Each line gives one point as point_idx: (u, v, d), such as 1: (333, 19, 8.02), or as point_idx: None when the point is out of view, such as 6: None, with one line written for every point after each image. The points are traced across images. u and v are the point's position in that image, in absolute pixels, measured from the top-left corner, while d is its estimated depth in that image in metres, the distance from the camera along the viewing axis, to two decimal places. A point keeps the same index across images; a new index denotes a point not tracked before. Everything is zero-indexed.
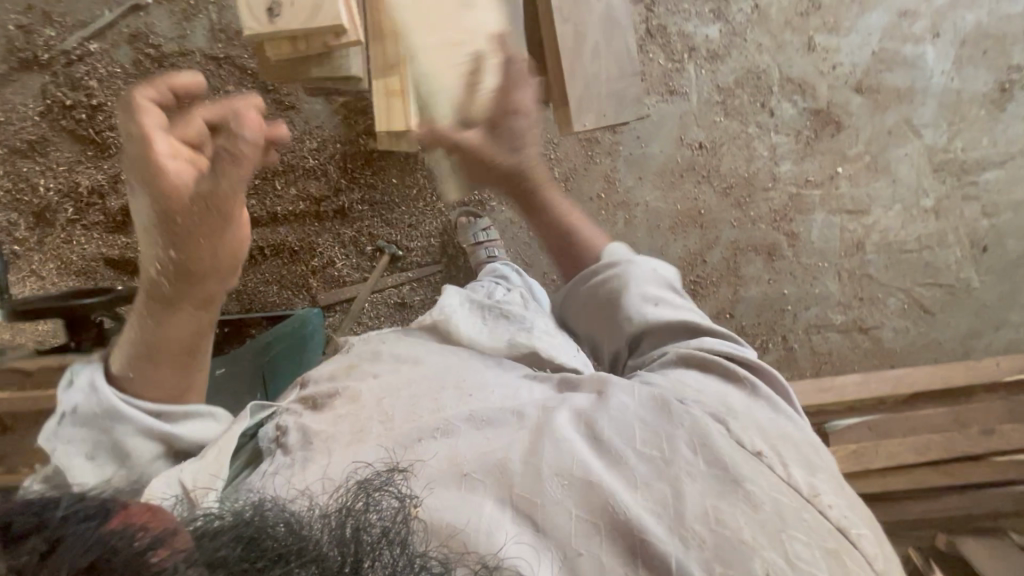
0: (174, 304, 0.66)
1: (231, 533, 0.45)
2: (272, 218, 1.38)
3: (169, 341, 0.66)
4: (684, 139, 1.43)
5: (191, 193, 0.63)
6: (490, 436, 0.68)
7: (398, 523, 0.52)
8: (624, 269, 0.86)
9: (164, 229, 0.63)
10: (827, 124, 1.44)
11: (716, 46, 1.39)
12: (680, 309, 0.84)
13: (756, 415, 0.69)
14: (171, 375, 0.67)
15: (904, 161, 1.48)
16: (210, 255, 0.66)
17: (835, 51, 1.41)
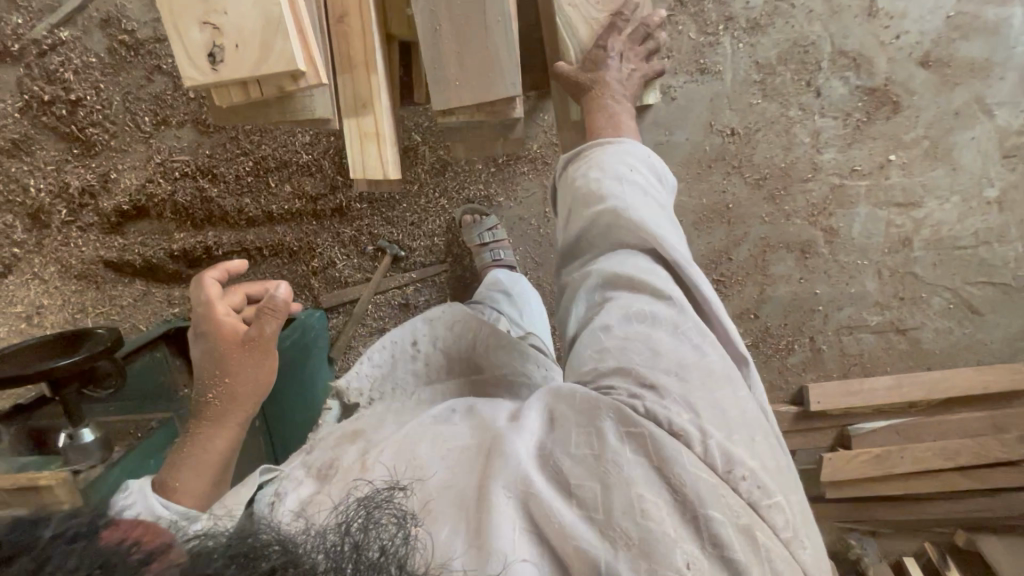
0: (218, 420, 0.73)
1: (227, 549, 0.42)
2: (269, 217, 1.32)
3: (210, 451, 0.71)
4: (715, 125, 1.27)
5: (240, 337, 0.73)
6: (434, 451, 0.60)
7: (398, 542, 0.47)
8: (616, 145, 0.71)
9: (217, 366, 0.73)
10: (883, 105, 1.26)
11: (758, 15, 1.20)
12: (654, 198, 0.70)
13: (686, 371, 0.57)
14: (202, 479, 0.69)
15: (969, 147, 1.29)
16: (253, 381, 0.74)
17: (900, 17, 1.20)
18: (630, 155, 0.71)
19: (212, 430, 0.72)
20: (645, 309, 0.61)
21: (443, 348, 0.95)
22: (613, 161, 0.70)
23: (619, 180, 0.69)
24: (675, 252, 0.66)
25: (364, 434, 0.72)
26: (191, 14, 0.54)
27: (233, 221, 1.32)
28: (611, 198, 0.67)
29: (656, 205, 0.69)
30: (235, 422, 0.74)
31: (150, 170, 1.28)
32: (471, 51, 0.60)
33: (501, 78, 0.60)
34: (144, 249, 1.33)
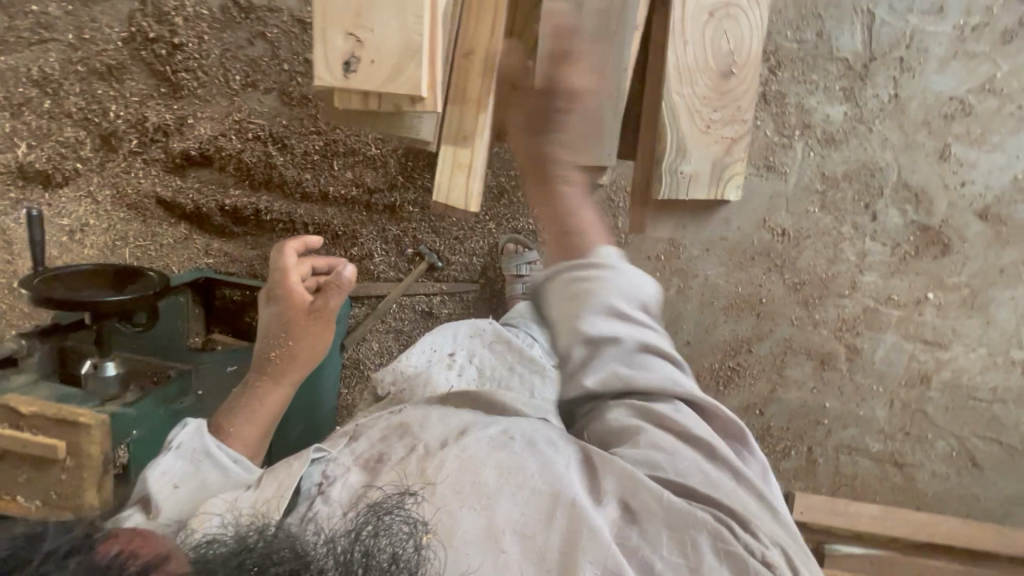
0: (274, 377, 0.84)
1: (229, 563, 0.45)
2: (323, 197, 1.36)
3: (265, 405, 0.82)
4: (767, 222, 1.30)
5: (306, 307, 0.85)
6: (508, 475, 0.61)
7: (408, 553, 0.51)
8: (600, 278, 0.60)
9: (284, 330, 0.84)
10: (932, 244, 1.28)
11: (835, 129, 1.23)
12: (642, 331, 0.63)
13: (752, 507, 0.63)
14: (254, 430, 0.81)
15: (1007, 305, 1.31)
16: (310, 346, 0.85)
17: (970, 166, 1.22)
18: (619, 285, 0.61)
19: (269, 385, 0.84)
20: (677, 446, 0.66)
21: (480, 365, 1.05)
22: (611, 295, 0.61)
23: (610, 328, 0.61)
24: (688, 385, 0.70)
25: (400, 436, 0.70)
26: (339, 24, 0.58)
27: (287, 191, 1.36)
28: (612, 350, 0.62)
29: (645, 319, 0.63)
30: (289, 382, 0.85)
31: (226, 125, 1.32)
32: (580, 113, 0.62)
33: None
34: (198, 197, 1.37)
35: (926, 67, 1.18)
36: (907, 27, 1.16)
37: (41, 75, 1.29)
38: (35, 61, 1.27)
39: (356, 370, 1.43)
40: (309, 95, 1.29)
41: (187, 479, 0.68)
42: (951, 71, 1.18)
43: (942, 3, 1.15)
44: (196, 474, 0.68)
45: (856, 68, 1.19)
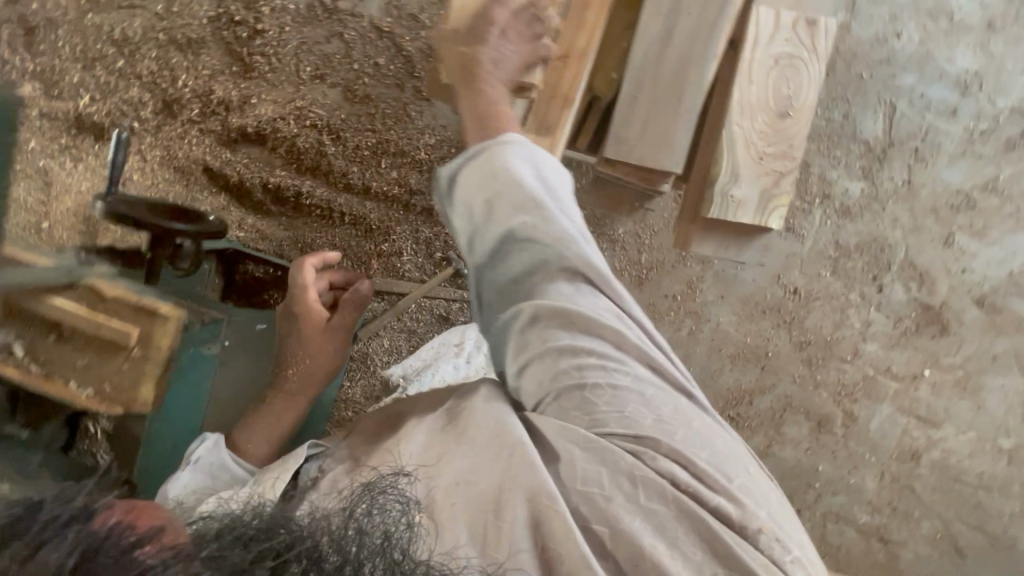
0: (293, 390, 0.92)
1: (225, 534, 0.45)
2: (365, 191, 1.41)
3: (283, 417, 0.90)
4: (781, 279, 1.37)
5: (321, 325, 0.95)
6: (454, 436, 0.60)
7: (402, 530, 0.50)
8: (500, 159, 0.65)
9: (303, 345, 0.94)
10: (932, 323, 1.35)
11: (852, 203, 1.33)
12: (549, 208, 0.64)
13: (688, 431, 0.64)
14: (270, 442, 0.87)
15: (996, 392, 1.37)
16: (325, 358, 0.96)
17: (971, 257, 1.32)
18: (527, 160, 0.65)
19: (287, 396, 0.92)
20: (592, 349, 0.64)
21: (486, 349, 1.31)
22: (502, 172, 0.64)
23: (507, 217, 0.63)
24: (602, 270, 0.66)
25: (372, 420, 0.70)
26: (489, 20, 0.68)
27: (331, 180, 1.42)
28: (518, 240, 0.64)
29: (560, 200, 0.66)
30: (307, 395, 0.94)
31: (287, 110, 1.39)
32: (657, 122, 0.69)
33: (670, 153, 0.70)
34: (245, 171, 1.42)
35: (937, 160, 1.30)
36: (923, 122, 1.29)
37: (121, 36, 1.34)
38: (120, 23, 1.33)
39: (363, 365, 1.43)
40: (372, 95, 1.37)
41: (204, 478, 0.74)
42: (958, 168, 1.30)
43: (955, 107, 1.28)
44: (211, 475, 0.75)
45: (876, 151, 1.30)
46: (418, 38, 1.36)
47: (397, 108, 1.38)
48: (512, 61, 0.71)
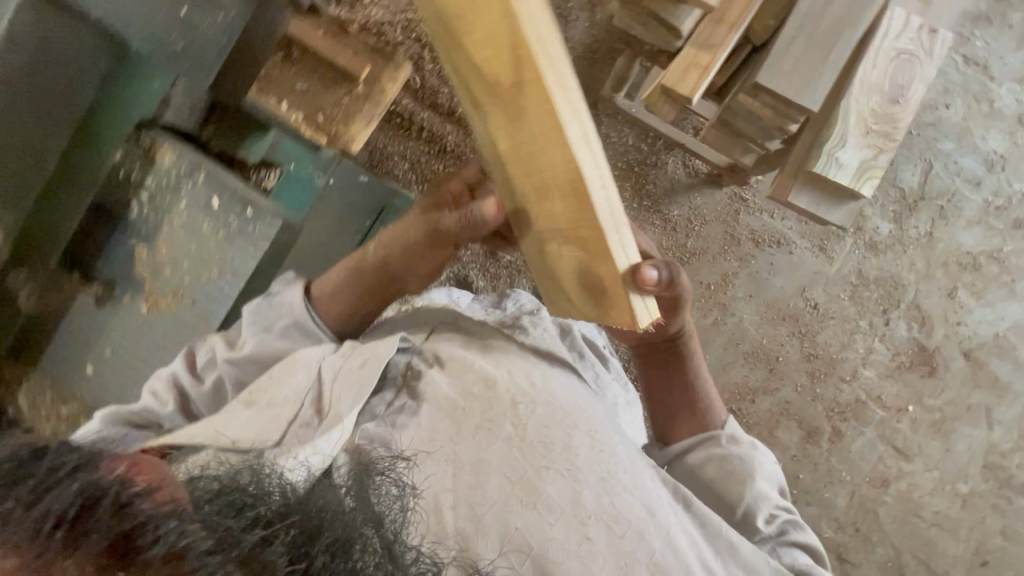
0: (368, 264, 0.95)
1: (219, 495, 0.51)
2: (449, 113, 1.46)
3: (347, 286, 0.95)
4: (805, 292, 1.49)
5: (427, 238, 0.90)
6: (587, 460, 0.76)
7: (397, 513, 0.59)
8: (747, 451, 0.91)
9: (399, 229, 0.94)
10: (923, 363, 1.49)
11: (880, 240, 1.48)
12: (766, 486, 0.89)
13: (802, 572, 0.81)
14: (334, 307, 0.96)
15: (965, 440, 1.50)
16: (407, 251, 0.92)
17: (967, 311, 1.49)
18: (763, 472, 0.90)
19: (360, 267, 0.95)
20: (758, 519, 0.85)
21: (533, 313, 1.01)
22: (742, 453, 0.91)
23: (740, 464, 0.89)
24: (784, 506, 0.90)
25: (462, 360, 0.85)
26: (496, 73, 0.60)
27: (420, 95, 1.46)
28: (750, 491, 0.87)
29: (768, 470, 0.92)
30: (370, 271, 0.94)
31: (397, 18, 1.44)
32: (804, 68, 0.80)
33: (811, 94, 0.80)
34: None
35: (957, 221, 1.48)
36: (952, 185, 1.47)
37: None
38: None
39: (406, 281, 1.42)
40: None
41: (270, 327, 0.92)
42: (972, 232, 1.48)
43: (979, 180, 1.47)
44: (273, 325, 0.93)
45: (909, 199, 1.47)
46: None
47: None
48: None
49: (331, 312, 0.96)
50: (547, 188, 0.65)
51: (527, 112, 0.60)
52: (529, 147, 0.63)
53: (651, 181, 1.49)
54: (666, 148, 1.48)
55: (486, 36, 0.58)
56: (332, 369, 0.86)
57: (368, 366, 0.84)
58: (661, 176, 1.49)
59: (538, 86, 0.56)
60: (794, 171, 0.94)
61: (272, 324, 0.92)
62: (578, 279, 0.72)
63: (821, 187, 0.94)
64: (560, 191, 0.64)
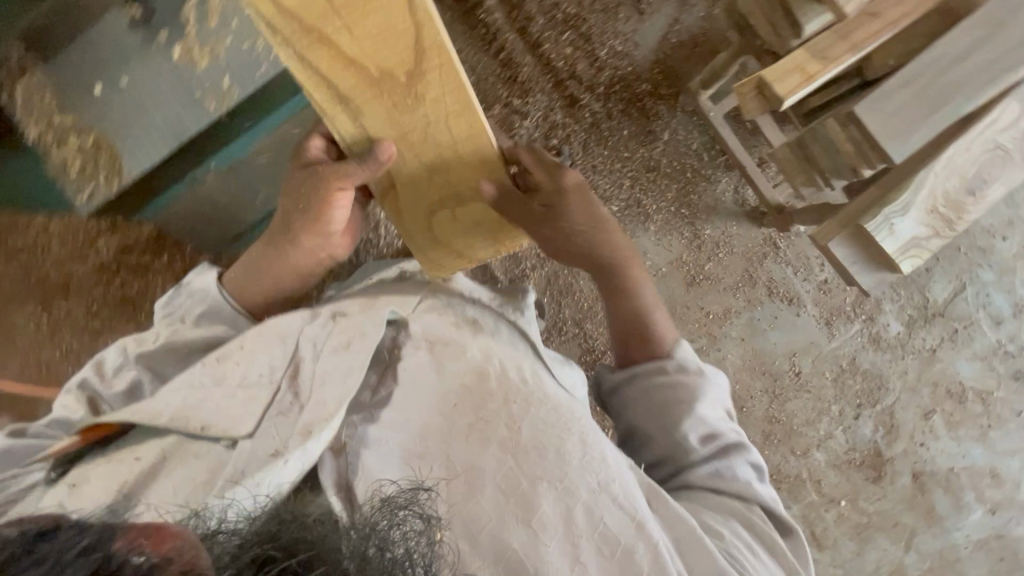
0: (273, 246, 0.91)
1: (241, 556, 0.44)
2: (533, 45, 1.41)
3: (268, 272, 0.93)
4: (793, 358, 1.48)
5: (301, 203, 0.87)
6: (579, 468, 0.68)
7: (424, 546, 0.52)
8: (694, 376, 0.89)
9: (288, 211, 0.89)
10: (872, 467, 1.48)
11: (884, 337, 1.47)
12: (709, 411, 0.87)
13: (753, 528, 0.79)
14: (260, 292, 0.95)
15: (879, 552, 1.49)
16: (307, 230, 0.88)
17: (933, 436, 1.48)
18: (710, 394, 0.88)
19: (269, 251, 0.92)
20: (710, 474, 0.83)
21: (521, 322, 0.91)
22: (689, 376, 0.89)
23: (682, 388, 0.87)
24: (735, 437, 0.88)
25: (454, 347, 0.78)
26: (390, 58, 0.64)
27: (513, 16, 1.41)
28: (697, 425, 0.85)
29: (715, 392, 0.89)
30: (285, 255, 0.91)
31: None
32: (907, 111, 0.76)
33: (901, 142, 0.76)
34: None
35: (963, 349, 1.46)
36: (974, 314, 1.46)
37: None
38: None
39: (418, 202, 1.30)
40: None
41: (187, 313, 0.92)
42: (972, 365, 1.47)
43: (1001, 319, 1.46)
44: (190, 311, 0.92)
45: (928, 310, 1.46)
46: None
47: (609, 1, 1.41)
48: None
49: (256, 298, 0.95)
50: (445, 161, 0.79)
51: (429, 97, 0.69)
52: (423, 124, 0.73)
53: (697, 192, 1.45)
54: (724, 167, 1.45)
55: (378, 28, 0.61)
56: (288, 353, 0.76)
57: (357, 350, 0.74)
58: (710, 191, 1.45)
59: (442, 67, 0.65)
60: (845, 220, 0.91)
61: (188, 312, 0.92)
62: (471, 226, 0.92)
63: (867, 246, 0.91)
64: (456, 161, 0.79)
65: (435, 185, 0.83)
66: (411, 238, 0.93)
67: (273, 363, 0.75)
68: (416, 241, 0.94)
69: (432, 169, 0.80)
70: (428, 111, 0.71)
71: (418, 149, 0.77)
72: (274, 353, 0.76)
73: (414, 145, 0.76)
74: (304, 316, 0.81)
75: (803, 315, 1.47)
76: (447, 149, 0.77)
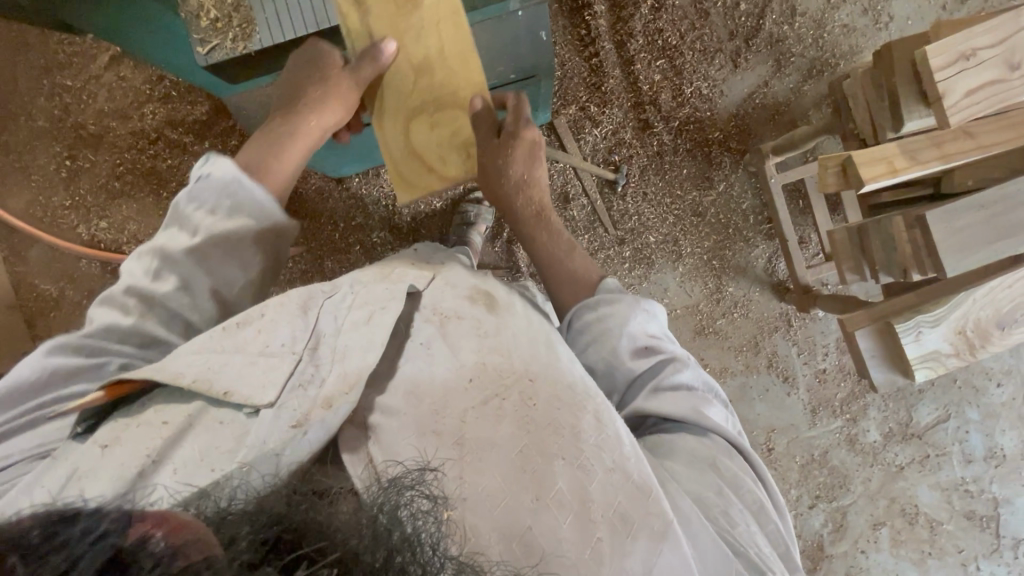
0: (287, 123, 0.86)
1: (246, 527, 0.39)
2: (626, 60, 1.43)
3: (284, 152, 0.85)
4: (770, 433, 1.51)
5: (319, 81, 0.86)
6: (596, 445, 0.61)
7: (431, 523, 0.48)
8: (623, 299, 0.80)
9: (303, 92, 0.86)
10: (809, 558, 1.51)
11: (861, 442, 1.50)
12: (640, 335, 0.78)
13: (715, 463, 0.70)
14: (278, 177, 0.84)
15: None
16: (326, 109, 0.85)
17: (875, 547, 1.51)
18: (638, 314, 0.79)
19: (281, 127, 0.86)
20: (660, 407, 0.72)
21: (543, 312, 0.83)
22: (621, 302, 0.80)
23: (613, 313, 0.79)
24: (683, 360, 0.78)
25: (468, 322, 0.69)
26: None
27: (616, 27, 1.43)
28: (627, 354, 0.76)
29: (649, 314, 0.80)
30: (307, 134, 0.86)
31: None
32: (977, 231, 0.79)
33: (958, 260, 0.80)
34: None
35: (929, 475, 1.51)
36: (949, 446, 1.50)
37: None
38: None
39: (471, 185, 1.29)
40: (708, 13, 1.42)
41: (219, 206, 0.74)
42: (932, 492, 1.51)
43: (972, 459, 1.51)
44: (219, 204, 0.74)
45: (908, 429, 1.50)
46: (784, 26, 1.43)
47: (710, 42, 1.43)
48: (965, 106, 0.78)
49: (274, 184, 0.84)
50: (430, 65, 0.85)
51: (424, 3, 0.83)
52: (418, 28, 0.84)
53: (733, 250, 1.48)
54: (766, 235, 1.48)
55: None
56: (310, 321, 0.67)
57: (377, 323, 0.66)
58: (747, 253, 1.49)
59: None
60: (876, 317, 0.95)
61: (213, 202, 0.74)
62: (451, 141, 0.89)
63: (886, 345, 0.96)
64: (441, 66, 0.85)
65: (417, 89, 0.87)
66: (386, 138, 0.90)
67: (288, 333, 0.65)
68: (388, 145, 0.90)
69: (417, 72, 0.86)
70: (424, 17, 0.84)
71: (409, 51, 0.85)
72: (290, 318, 0.66)
73: (408, 50, 0.85)
74: (324, 289, 0.72)
75: (792, 396, 1.51)
76: (430, 56, 0.85)
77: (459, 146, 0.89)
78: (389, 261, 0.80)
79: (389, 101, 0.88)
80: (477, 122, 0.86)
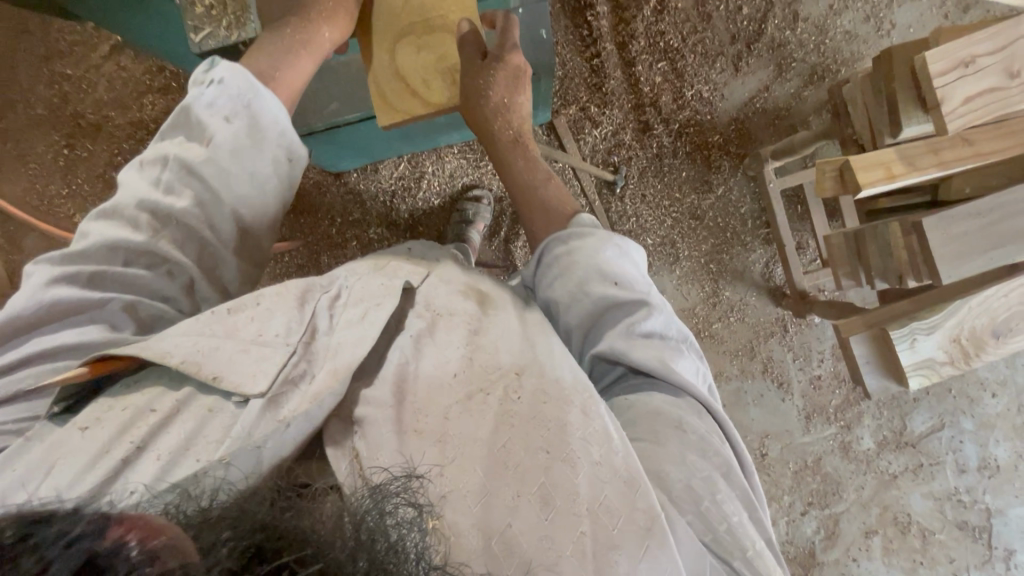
0: (292, 30, 0.81)
1: (227, 534, 0.38)
2: (628, 61, 1.43)
3: (293, 61, 0.80)
4: (764, 438, 1.50)
5: None
6: (583, 439, 0.61)
7: (414, 533, 0.47)
8: (597, 241, 0.76)
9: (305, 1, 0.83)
10: (802, 565, 1.50)
11: (855, 449, 1.50)
12: (613, 275, 0.73)
13: (683, 422, 0.67)
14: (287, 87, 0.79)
15: None
16: (330, 20, 0.83)
17: (868, 555, 1.50)
18: (610, 253, 0.75)
19: (286, 35, 0.81)
20: (631, 357, 0.69)
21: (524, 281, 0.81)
22: (596, 243, 0.76)
23: (587, 253, 0.75)
24: (657, 306, 0.74)
25: (459, 320, 0.69)
26: None
27: (619, 28, 1.43)
28: (599, 292, 0.72)
29: (624, 256, 0.76)
30: (316, 45, 0.82)
31: None
32: (976, 241, 0.79)
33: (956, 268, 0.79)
34: None
35: (922, 484, 1.50)
36: (943, 456, 1.50)
37: None
38: None
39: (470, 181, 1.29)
40: (711, 15, 1.42)
41: (235, 115, 0.69)
42: (925, 501, 1.51)
43: (966, 469, 1.50)
44: (231, 113, 0.69)
45: (902, 438, 1.50)
46: (786, 32, 1.43)
47: (712, 44, 1.43)
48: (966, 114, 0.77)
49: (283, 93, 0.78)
50: None
51: None
52: None
53: (729, 254, 1.48)
54: (762, 241, 1.49)
55: None
56: (302, 311, 0.66)
57: (371, 320, 0.65)
58: (744, 257, 1.48)
59: None
60: (874, 324, 0.94)
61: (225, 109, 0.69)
62: (438, 63, 0.87)
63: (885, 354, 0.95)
64: None
65: (407, 8, 0.86)
66: (375, 62, 0.88)
67: (275, 322, 0.64)
68: (376, 68, 0.87)
69: None
70: None
71: None
72: (276, 306, 0.65)
73: None
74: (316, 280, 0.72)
75: (787, 401, 1.50)
76: None
77: (446, 70, 0.87)
78: (384, 253, 0.79)
79: (378, 25, 0.88)
80: (463, 42, 0.85)
